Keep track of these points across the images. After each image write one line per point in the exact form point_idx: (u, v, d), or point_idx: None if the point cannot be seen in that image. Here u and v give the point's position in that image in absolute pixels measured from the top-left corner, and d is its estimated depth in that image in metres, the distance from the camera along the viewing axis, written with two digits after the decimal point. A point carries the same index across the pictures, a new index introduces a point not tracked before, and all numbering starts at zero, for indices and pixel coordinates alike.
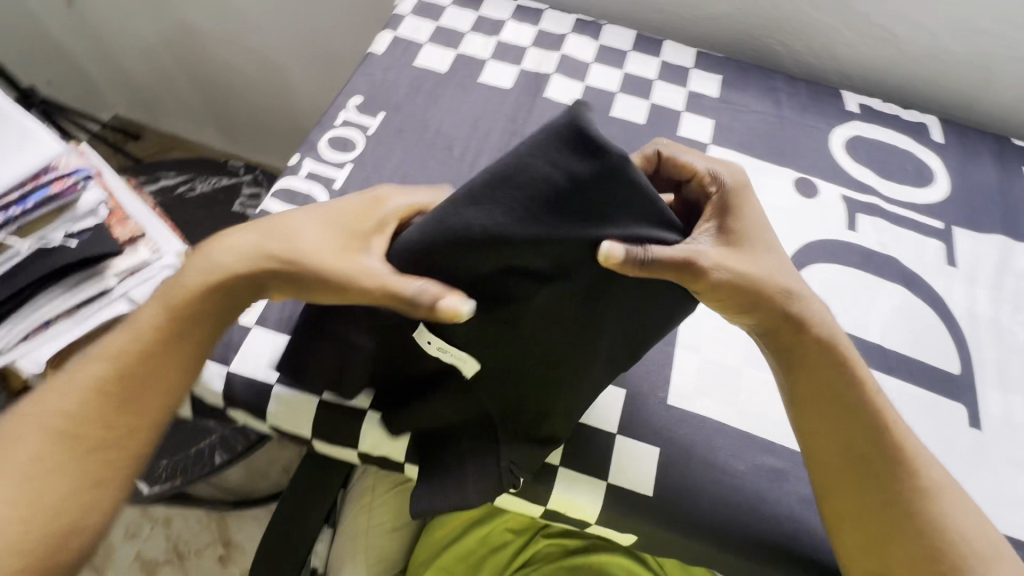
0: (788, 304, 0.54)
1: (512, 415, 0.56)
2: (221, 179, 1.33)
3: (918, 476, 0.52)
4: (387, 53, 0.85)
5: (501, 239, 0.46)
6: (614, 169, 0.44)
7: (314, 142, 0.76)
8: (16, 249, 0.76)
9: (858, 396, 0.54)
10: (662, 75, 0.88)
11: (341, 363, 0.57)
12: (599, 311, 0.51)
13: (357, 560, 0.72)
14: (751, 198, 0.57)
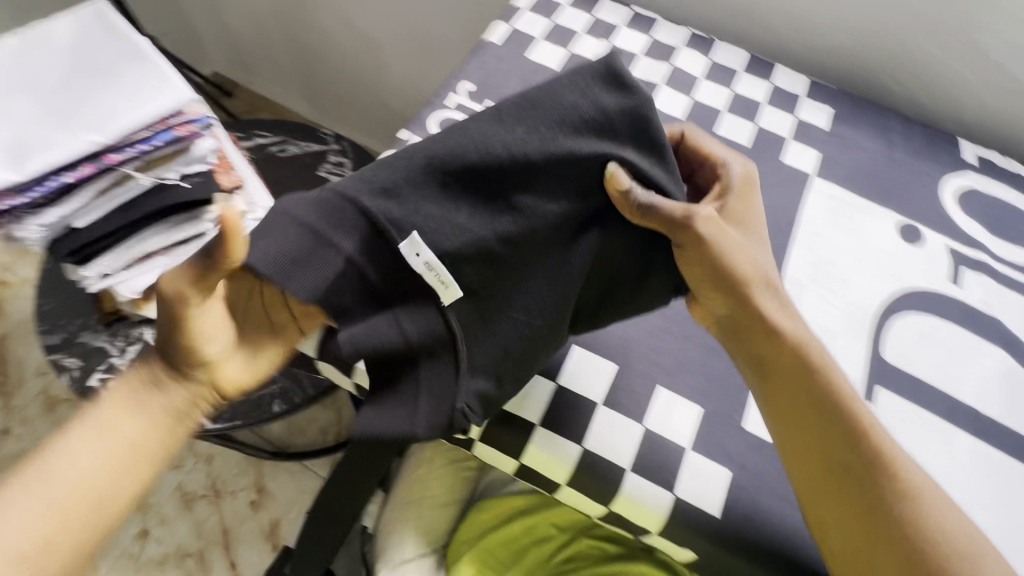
0: (761, 289, 0.61)
1: (481, 344, 0.55)
2: (309, 144, 1.39)
3: (889, 469, 0.53)
4: (502, 44, 0.87)
5: (515, 153, 0.53)
6: (637, 105, 0.55)
7: (424, 121, 0.78)
8: (139, 183, 0.86)
9: (830, 391, 0.57)
10: (771, 99, 0.87)
11: (303, 255, 0.51)
12: (585, 239, 0.57)
13: (407, 527, 0.75)
14: (750, 189, 0.66)
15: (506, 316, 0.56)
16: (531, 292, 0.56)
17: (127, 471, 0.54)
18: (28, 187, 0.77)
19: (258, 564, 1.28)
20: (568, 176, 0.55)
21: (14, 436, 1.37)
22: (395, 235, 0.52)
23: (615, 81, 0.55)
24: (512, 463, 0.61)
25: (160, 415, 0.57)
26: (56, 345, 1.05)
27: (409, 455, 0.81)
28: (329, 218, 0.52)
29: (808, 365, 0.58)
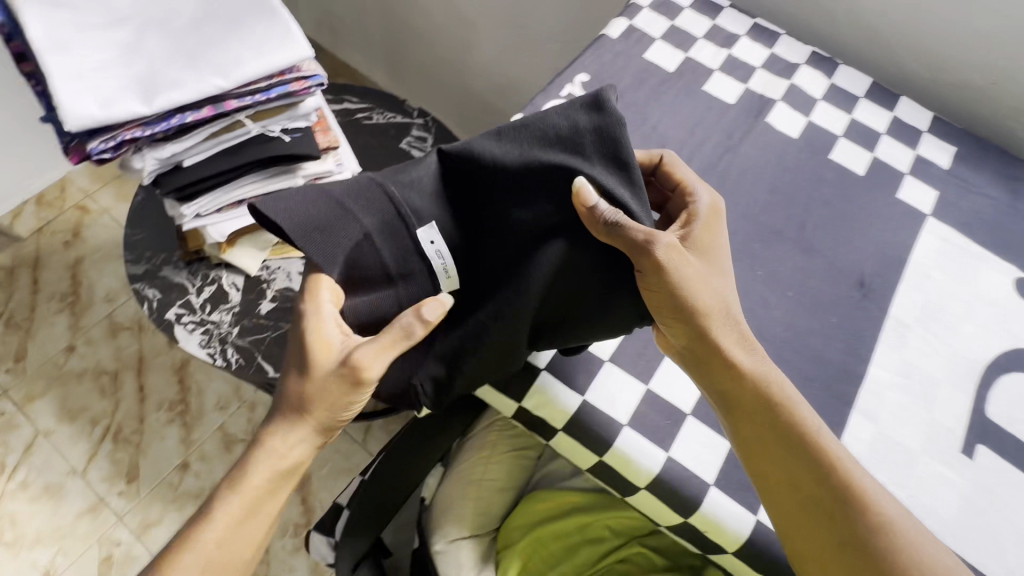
0: (725, 322, 0.59)
1: (446, 337, 0.60)
2: (394, 115, 1.38)
3: (858, 507, 0.53)
4: (620, 39, 0.86)
5: (499, 163, 0.59)
6: (606, 127, 0.59)
7: (539, 107, 0.78)
8: (247, 130, 0.89)
9: (795, 429, 0.56)
10: (890, 130, 0.84)
11: (330, 225, 0.58)
12: (546, 249, 0.58)
13: (466, 505, 0.77)
14: (717, 221, 0.64)
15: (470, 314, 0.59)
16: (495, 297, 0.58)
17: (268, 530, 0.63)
18: (155, 121, 0.81)
19: (288, 514, 1.33)
20: (539, 189, 0.59)
21: (77, 354, 1.42)
22: (412, 222, 0.59)
23: (595, 104, 0.60)
24: (592, 459, 0.61)
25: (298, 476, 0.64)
26: (140, 275, 1.09)
27: (476, 433, 0.84)
28: (360, 200, 0.59)
29: (768, 404, 0.57)
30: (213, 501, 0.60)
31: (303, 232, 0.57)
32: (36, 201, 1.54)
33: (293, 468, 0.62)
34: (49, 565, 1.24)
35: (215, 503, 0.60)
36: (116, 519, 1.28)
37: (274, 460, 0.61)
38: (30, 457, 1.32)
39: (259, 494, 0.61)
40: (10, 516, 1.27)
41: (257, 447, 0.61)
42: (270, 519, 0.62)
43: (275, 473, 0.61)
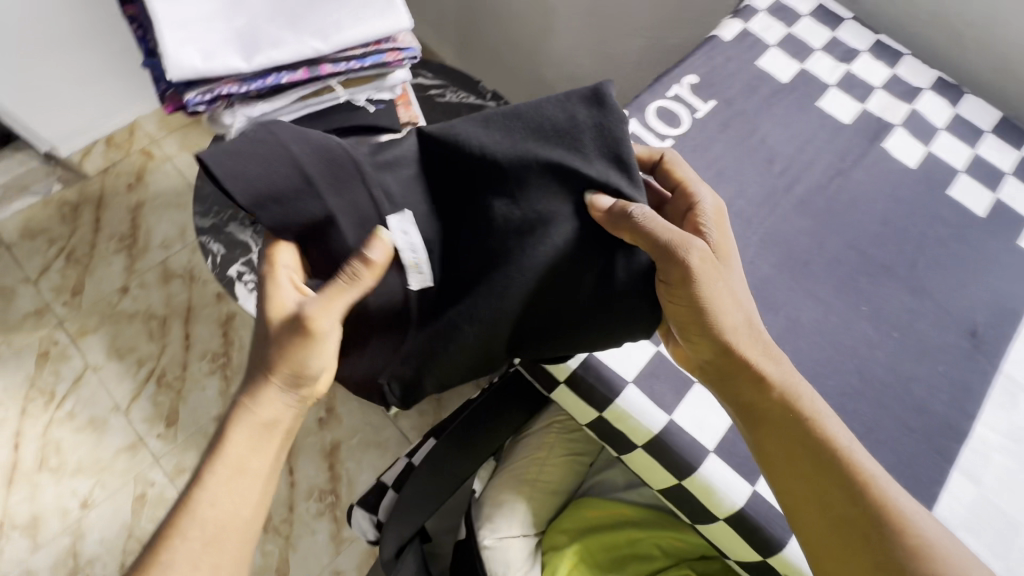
0: (745, 331, 0.55)
1: (416, 332, 0.57)
2: (467, 96, 1.32)
3: (897, 529, 0.50)
4: (734, 42, 0.81)
5: (492, 154, 0.56)
6: (607, 124, 0.56)
7: (644, 105, 0.74)
8: (336, 96, 0.88)
9: (826, 447, 0.53)
10: (1015, 170, 0.78)
11: (289, 198, 0.55)
12: (535, 245, 0.55)
13: (517, 502, 0.76)
14: (723, 222, 0.60)
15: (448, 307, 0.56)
16: (473, 299, 0.55)
17: (266, 490, 0.57)
18: (251, 79, 0.80)
19: (314, 477, 1.32)
20: (535, 186, 0.56)
21: (130, 296, 1.39)
22: (383, 205, 0.57)
23: (596, 97, 0.57)
24: (668, 481, 0.59)
25: (281, 439, 0.59)
26: (208, 229, 1.09)
27: (529, 433, 0.83)
28: (323, 171, 0.56)
29: (791, 420, 0.54)
30: (195, 476, 0.54)
31: (265, 198, 0.55)
32: (104, 141, 1.51)
33: (272, 427, 0.57)
34: (87, 495, 1.22)
35: (197, 479, 0.54)
36: (152, 462, 1.27)
37: (252, 419, 0.56)
38: (78, 388, 1.31)
39: (242, 456, 0.55)
40: (55, 443, 1.25)
41: (230, 415, 0.57)
42: (263, 477, 0.57)
43: (256, 428, 0.57)
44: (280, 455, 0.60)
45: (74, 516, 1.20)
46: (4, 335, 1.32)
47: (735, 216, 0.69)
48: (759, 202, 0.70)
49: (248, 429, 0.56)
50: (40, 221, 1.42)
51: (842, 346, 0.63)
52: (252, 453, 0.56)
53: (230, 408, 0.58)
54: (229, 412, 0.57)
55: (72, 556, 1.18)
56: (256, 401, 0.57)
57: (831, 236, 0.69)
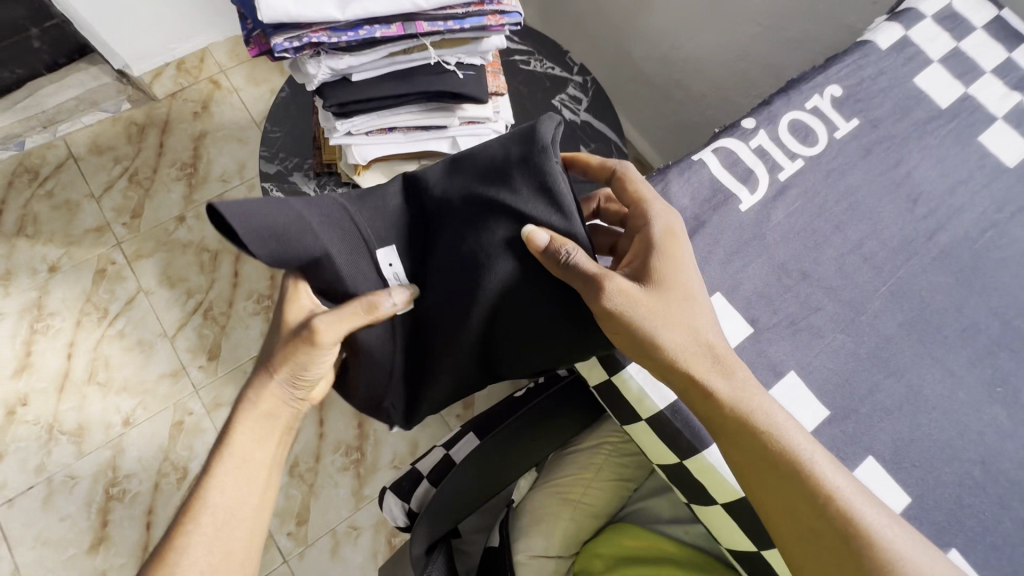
0: (687, 345, 0.51)
1: (394, 359, 0.58)
2: (552, 68, 1.08)
3: (872, 543, 0.45)
4: (888, 52, 0.69)
5: (441, 199, 0.54)
6: (539, 161, 0.52)
7: (776, 116, 0.65)
8: (425, 56, 0.82)
9: (785, 457, 0.48)
10: None
11: (291, 236, 0.50)
12: (486, 280, 0.52)
13: (557, 525, 0.72)
14: (676, 248, 0.53)
15: (418, 328, 0.57)
16: (441, 331, 0.56)
17: (271, 480, 0.57)
18: (343, 29, 0.73)
19: (341, 433, 1.19)
20: (478, 228, 0.53)
21: (186, 226, 1.33)
22: (372, 242, 0.54)
23: (530, 133, 0.53)
24: (742, 543, 0.55)
25: (281, 431, 0.59)
26: (270, 176, 0.99)
27: (574, 448, 0.79)
28: (323, 220, 0.52)
29: (747, 432, 0.49)
30: (205, 469, 0.54)
31: (269, 237, 0.49)
32: (176, 65, 1.44)
33: (274, 420, 0.58)
34: (129, 414, 1.18)
35: (208, 472, 0.54)
36: (192, 391, 1.21)
37: (255, 414, 0.57)
38: (129, 309, 1.25)
39: (247, 447, 0.56)
40: (105, 358, 1.21)
41: (235, 414, 0.57)
42: (267, 467, 0.56)
43: (260, 420, 0.57)
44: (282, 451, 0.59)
45: (116, 432, 1.17)
46: (66, 247, 1.28)
47: (865, 259, 0.60)
48: (895, 247, 0.61)
49: (254, 426, 0.57)
50: (108, 139, 1.37)
51: (969, 429, 0.55)
52: (258, 446, 0.56)
53: (236, 409, 0.57)
54: (235, 412, 0.57)
55: (111, 469, 1.14)
56: (262, 403, 0.57)
57: (972, 299, 0.60)
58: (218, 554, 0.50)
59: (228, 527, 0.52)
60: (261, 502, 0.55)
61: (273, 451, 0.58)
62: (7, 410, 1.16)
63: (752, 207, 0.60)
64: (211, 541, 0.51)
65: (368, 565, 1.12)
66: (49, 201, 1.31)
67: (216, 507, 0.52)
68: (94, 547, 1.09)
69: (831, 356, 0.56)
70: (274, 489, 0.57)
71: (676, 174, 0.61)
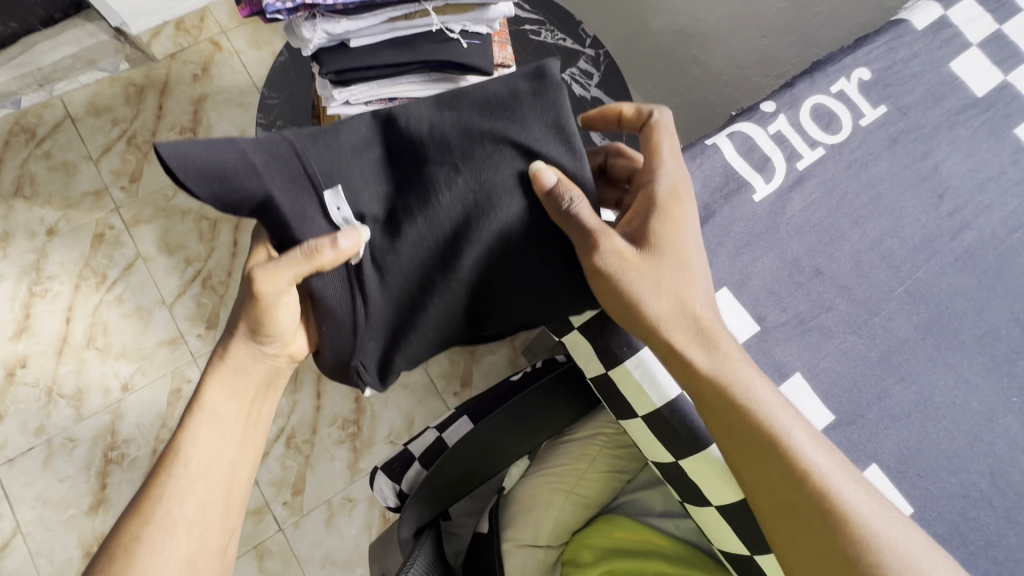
0: (673, 311, 0.48)
1: (366, 314, 0.50)
2: (563, 39, 1.02)
3: (846, 523, 0.45)
4: (924, 34, 0.64)
5: (433, 133, 0.48)
6: (552, 96, 0.49)
7: (799, 99, 0.60)
8: (427, 23, 0.77)
9: (766, 432, 0.46)
10: None
11: (229, 174, 0.43)
12: (486, 222, 0.49)
13: (547, 513, 0.72)
14: (677, 208, 0.50)
15: (395, 275, 0.50)
16: (425, 278, 0.50)
17: (247, 436, 0.55)
18: None
19: (338, 406, 1.18)
20: (481, 163, 0.48)
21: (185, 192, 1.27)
22: (319, 183, 0.46)
23: (538, 69, 0.50)
24: (732, 546, 0.54)
25: (256, 387, 0.57)
26: None
27: (569, 437, 0.78)
28: (267, 156, 0.45)
29: (733, 404, 0.47)
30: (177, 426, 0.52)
31: (205, 178, 0.42)
32: (174, 24, 1.36)
33: (247, 376, 0.56)
34: (128, 379, 1.16)
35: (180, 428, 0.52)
36: (190, 359, 1.18)
37: (225, 370, 0.54)
38: (128, 275, 1.21)
39: (220, 402, 0.54)
40: (103, 324, 1.18)
41: (205, 370, 0.55)
42: (242, 423, 0.55)
43: (231, 376, 0.55)
44: (259, 409, 0.58)
45: (114, 397, 1.15)
46: (64, 209, 1.24)
47: (884, 257, 0.57)
48: (916, 245, 0.58)
49: (223, 383, 0.54)
50: (105, 100, 1.30)
51: (980, 439, 0.53)
52: (229, 403, 0.54)
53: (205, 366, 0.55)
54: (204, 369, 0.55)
55: (110, 433, 1.13)
56: (228, 360, 0.55)
57: (993, 302, 0.57)
58: (193, 508, 0.50)
59: (201, 481, 0.51)
60: (236, 458, 0.54)
61: (245, 408, 0.55)
62: (6, 371, 1.14)
63: (766, 197, 0.57)
64: (185, 496, 0.50)
65: (362, 537, 1.12)
66: (46, 162, 1.25)
67: (187, 462, 0.50)
68: (94, 508, 1.09)
69: (840, 359, 0.54)
70: (251, 444, 0.56)
71: (687, 161, 0.57)
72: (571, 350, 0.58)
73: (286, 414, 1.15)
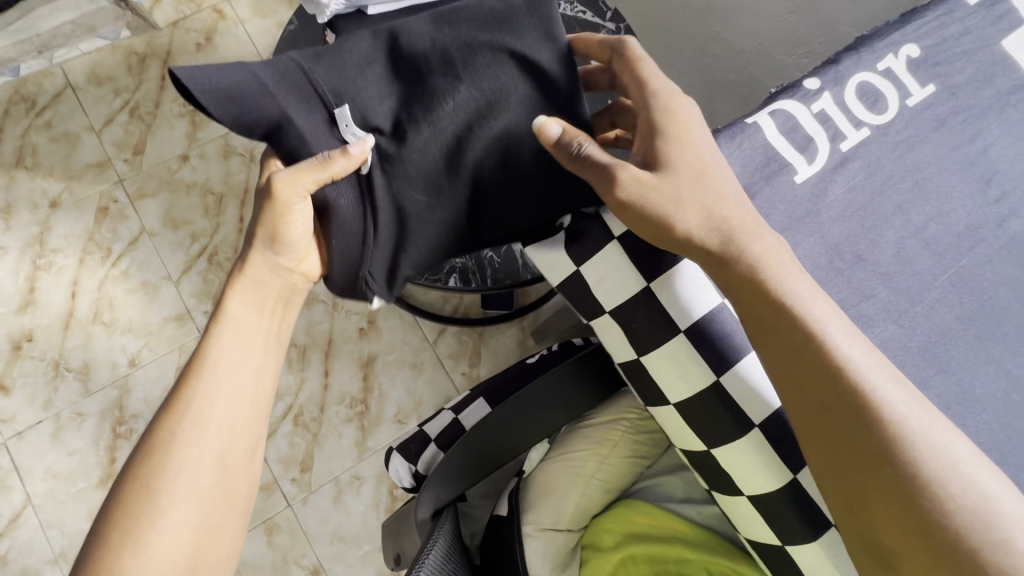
0: (701, 220, 0.48)
1: (377, 220, 0.52)
2: (583, 12, 0.94)
3: (883, 420, 0.44)
4: (977, 9, 0.61)
5: (435, 47, 0.51)
6: (543, 9, 0.52)
7: (844, 77, 0.58)
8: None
9: (799, 331, 0.46)
10: None
11: (245, 96, 0.47)
12: (487, 128, 0.52)
13: (568, 497, 0.71)
14: (684, 120, 0.50)
15: (404, 180, 0.52)
16: (431, 185, 0.52)
17: (269, 346, 0.57)
18: None
19: (347, 384, 1.16)
20: (482, 72, 0.51)
21: (190, 165, 1.23)
22: (329, 101, 0.50)
23: None
24: (759, 534, 0.54)
25: (274, 303, 0.58)
26: None
27: (588, 422, 0.76)
28: (278, 79, 0.49)
29: (776, 300, 0.46)
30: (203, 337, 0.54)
31: (223, 98, 0.46)
32: None
33: (267, 290, 0.57)
34: (134, 354, 1.15)
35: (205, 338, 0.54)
36: (197, 335, 1.17)
37: (243, 282, 0.56)
38: (133, 249, 1.19)
39: (241, 313, 0.55)
40: (108, 299, 1.17)
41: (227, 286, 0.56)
42: (263, 333, 0.57)
43: (251, 289, 0.57)
44: (279, 327, 0.59)
45: (122, 372, 1.14)
46: (67, 181, 1.21)
47: (927, 245, 0.55)
48: (960, 232, 0.55)
49: (244, 295, 0.56)
50: (107, 69, 1.25)
51: (1018, 432, 0.51)
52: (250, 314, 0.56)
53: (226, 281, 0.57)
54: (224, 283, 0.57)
55: (118, 408, 1.12)
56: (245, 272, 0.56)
57: None
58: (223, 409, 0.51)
59: (228, 384, 0.52)
60: (259, 365, 0.55)
61: (264, 320, 0.57)
62: (12, 344, 1.13)
63: (809, 178, 0.55)
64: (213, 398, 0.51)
65: (369, 514, 1.12)
66: (47, 133, 1.22)
67: (213, 367, 0.52)
68: (103, 482, 1.09)
69: (879, 348, 0.52)
70: (274, 355, 0.57)
71: (726, 139, 0.55)
72: (600, 334, 0.57)
73: (294, 391, 1.15)
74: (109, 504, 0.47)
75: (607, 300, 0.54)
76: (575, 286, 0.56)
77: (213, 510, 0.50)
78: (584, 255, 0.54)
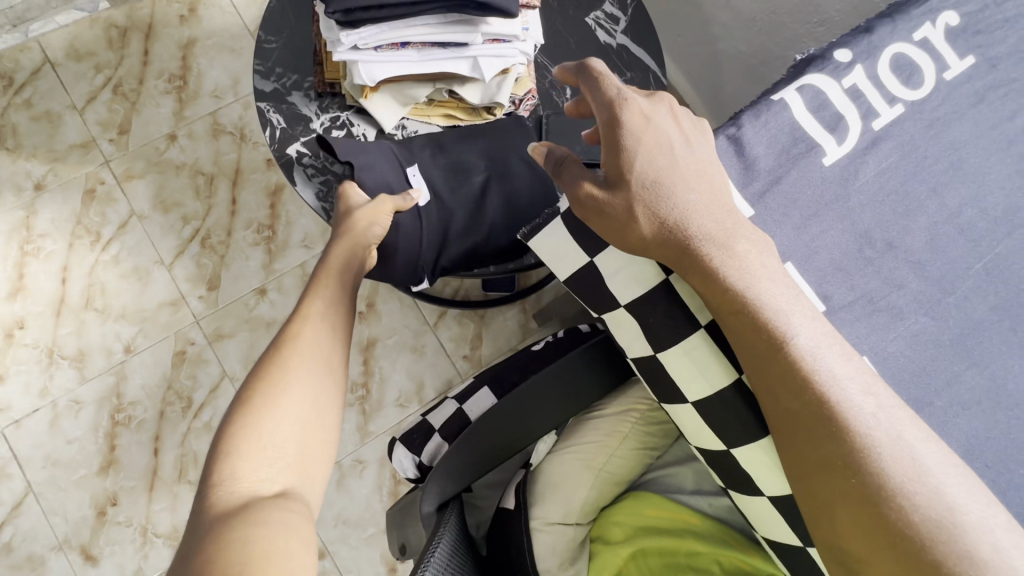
0: (656, 229, 0.45)
1: (431, 233, 0.72)
2: None
3: (849, 430, 0.42)
4: None
5: (472, 131, 0.76)
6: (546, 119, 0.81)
7: (878, 49, 0.53)
8: None
9: (766, 334, 0.44)
10: None
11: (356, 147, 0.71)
12: (502, 183, 0.75)
13: (578, 491, 0.70)
14: (649, 132, 0.47)
15: (450, 209, 0.73)
16: (465, 213, 0.73)
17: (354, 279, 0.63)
18: None
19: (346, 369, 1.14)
20: (497, 149, 0.76)
21: (178, 145, 1.18)
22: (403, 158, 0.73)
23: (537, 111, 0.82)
24: (777, 530, 0.52)
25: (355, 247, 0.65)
26: (265, 95, 0.79)
27: (598, 413, 0.74)
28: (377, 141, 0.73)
29: (742, 307, 0.44)
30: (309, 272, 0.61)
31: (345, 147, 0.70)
32: None
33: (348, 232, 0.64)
34: (130, 341, 1.12)
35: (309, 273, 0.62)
36: (193, 321, 1.13)
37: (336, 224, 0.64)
38: (124, 234, 1.15)
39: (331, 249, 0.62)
40: (101, 285, 1.13)
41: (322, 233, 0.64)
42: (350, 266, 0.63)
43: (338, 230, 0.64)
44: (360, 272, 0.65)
45: (118, 359, 1.11)
46: (50, 163, 1.15)
47: (961, 231, 0.51)
48: (997, 216, 0.52)
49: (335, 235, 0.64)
50: (86, 43, 1.18)
51: None
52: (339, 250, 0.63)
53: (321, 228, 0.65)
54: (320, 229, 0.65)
55: (116, 396, 1.10)
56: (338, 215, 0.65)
57: None
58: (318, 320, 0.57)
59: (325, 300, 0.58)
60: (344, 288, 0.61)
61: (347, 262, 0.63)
62: (4, 333, 1.10)
63: (838, 160, 0.51)
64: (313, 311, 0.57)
65: (373, 498, 1.11)
66: (28, 112, 1.16)
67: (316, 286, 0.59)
68: (105, 469, 1.07)
69: (910, 342, 0.49)
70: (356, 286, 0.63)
71: (751, 119, 0.51)
72: (614, 328, 0.54)
73: None
74: (243, 385, 0.52)
75: (622, 294, 0.51)
76: (589, 278, 0.52)
77: (324, 395, 0.53)
78: (598, 246, 0.51)
